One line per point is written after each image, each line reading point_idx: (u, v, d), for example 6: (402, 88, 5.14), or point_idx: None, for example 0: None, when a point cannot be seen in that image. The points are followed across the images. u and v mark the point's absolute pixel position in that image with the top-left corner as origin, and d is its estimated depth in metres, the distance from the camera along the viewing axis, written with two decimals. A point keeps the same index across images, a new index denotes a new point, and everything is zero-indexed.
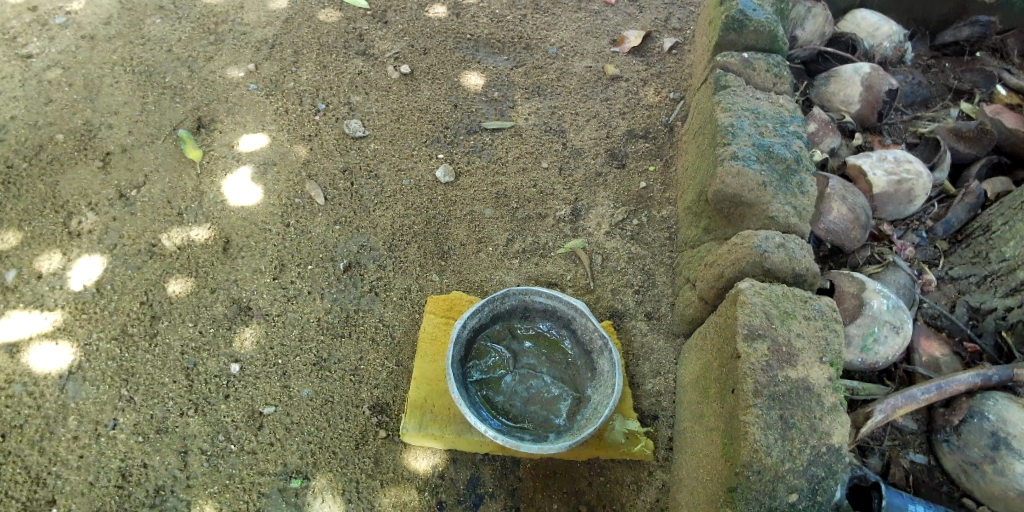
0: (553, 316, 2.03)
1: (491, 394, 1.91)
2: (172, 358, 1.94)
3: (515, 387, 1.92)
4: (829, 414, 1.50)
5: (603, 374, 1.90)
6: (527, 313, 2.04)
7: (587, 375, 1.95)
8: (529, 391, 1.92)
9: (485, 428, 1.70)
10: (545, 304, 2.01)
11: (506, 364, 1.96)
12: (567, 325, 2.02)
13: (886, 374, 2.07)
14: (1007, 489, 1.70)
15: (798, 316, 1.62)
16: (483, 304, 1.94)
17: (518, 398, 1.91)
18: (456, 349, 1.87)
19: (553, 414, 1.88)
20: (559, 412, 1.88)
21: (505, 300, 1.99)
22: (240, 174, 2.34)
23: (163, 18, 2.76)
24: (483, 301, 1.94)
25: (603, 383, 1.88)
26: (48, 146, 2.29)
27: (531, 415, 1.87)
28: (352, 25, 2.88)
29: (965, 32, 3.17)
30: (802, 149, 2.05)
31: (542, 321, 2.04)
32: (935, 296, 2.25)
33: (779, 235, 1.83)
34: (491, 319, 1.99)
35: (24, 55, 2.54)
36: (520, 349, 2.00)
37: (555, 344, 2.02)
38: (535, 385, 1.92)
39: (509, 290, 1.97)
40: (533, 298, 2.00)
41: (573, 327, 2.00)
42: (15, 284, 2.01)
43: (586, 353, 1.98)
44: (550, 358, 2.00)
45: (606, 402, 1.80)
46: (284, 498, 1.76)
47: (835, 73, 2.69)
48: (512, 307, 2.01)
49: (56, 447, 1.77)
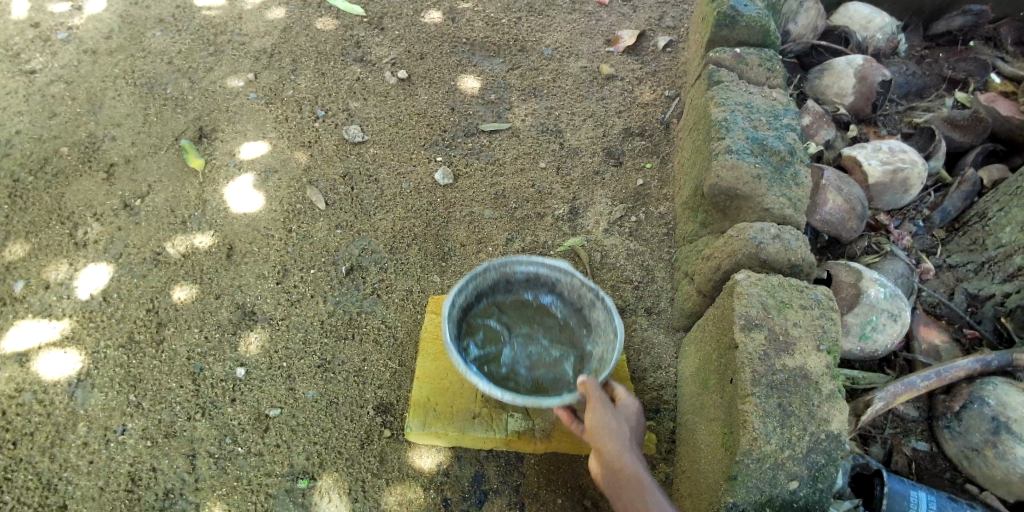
0: (537, 283, 1.99)
1: (494, 367, 1.89)
2: (179, 363, 1.97)
3: (516, 357, 1.92)
4: (827, 402, 1.51)
5: (598, 324, 1.89)
6: (509, 285, 1.98)
7: (583, 332, 1.95)
8: (531, 357, 1.92)
9: (502, 391, 1.60)
10: (524, 271, 1.97)
11: (500, 337, 1.94)
12: (553, 289, 1.99)
13: (886, 363, 2.09)
14: (1009, 472, 1.71)
15: (795, 306, 1.64)
16: (466, 283, 1.86)
17: (522, 366, 1.90)
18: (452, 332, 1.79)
19: (560, 375, 1.89)
20: (565, 372, 1.90)
21: (486, 275, 1.92)
22: (242, 182, 2.37)
23: (164, 31, 2.80)
24: (465, 281, 1.85)
25: (601, 334, 1.88)
26: (53, 159, 2.34)
27: (540, 380, 1.88)
28: (350, 33, 2.91)
29: (958, 21, 3.22)
30: (796, 141, 2.07)
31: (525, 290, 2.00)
32: (934, 284, 2.27)
33: (774, 226, 1.85)
34: (475, 296, 1.92)
35: (27, 71, 2.58)
36: (510, 321, 1.97)
37: (543, 310, 2.01)
38: (535, 352, 1.93)
39: (487, 265, 1.90)
40: (513, 268, 1.94)
41: (558, 289, 1.98)
42: (24, 294, 2.05)
43: (578, 311, 1.97)
44: (541, 323, 1.99)
45: (611, 348, 1.79)
46: (292, 499, 1.78)
47: (828, 66, 2.71)
48: (493, 281, 1.95)
49: (66, 453, 1.80)
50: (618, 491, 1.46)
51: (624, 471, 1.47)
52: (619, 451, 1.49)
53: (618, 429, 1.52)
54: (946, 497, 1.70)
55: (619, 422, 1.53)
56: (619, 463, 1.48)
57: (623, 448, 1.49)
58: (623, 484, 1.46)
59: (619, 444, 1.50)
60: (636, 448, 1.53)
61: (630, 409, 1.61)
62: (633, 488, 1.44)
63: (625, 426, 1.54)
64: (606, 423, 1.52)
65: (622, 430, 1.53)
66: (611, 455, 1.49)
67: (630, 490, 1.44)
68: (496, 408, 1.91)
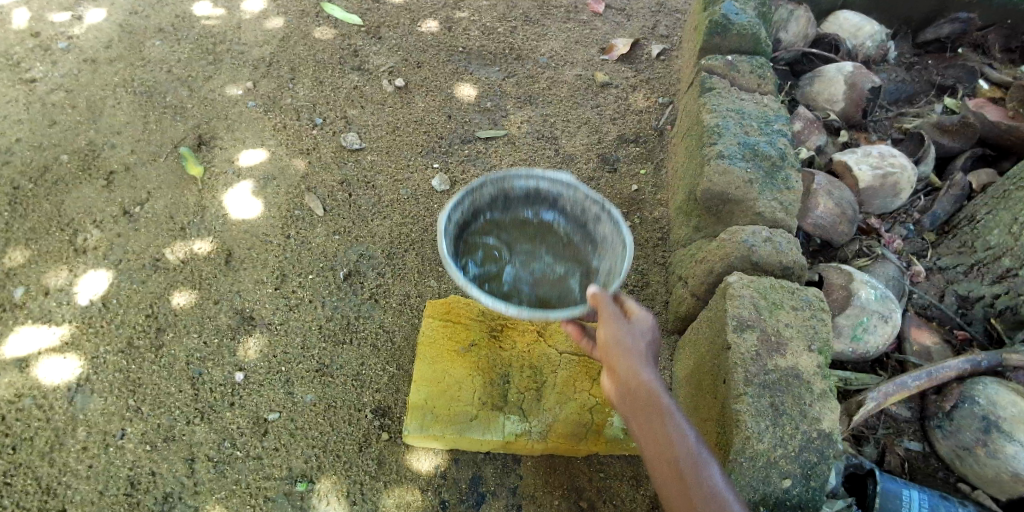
0: (537, 201, 1.79)
1: (495, 287, 1.72)
2: (178, 368, 1.99)
3: (518, 276, 1.75)
4: (818, 401, 1.54)
5: (605, 239, 1.71)
6: (507, 201, 1.78)
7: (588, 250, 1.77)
8: (534, 275, 1.75)
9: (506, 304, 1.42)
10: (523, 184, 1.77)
11: (500, 256, 1.77)
12: (555, 204, 1.79)
13: (879, 364, 2.12)
14: (1000, 471, 1.73)
15: (786, 307, 1.67)
16: (462, 197, 1.66)
17: (524, 285, 1.74)
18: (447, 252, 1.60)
19: (566, 292, 1.73)
20: (571, 288, 1.73)
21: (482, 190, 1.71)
22: (241, 189, 2.40)
23: (163, 40, 2.83)
24: (460, 197, 1.66)
25: (609, 249, 1.70)
26: (53, 167, 2.36)
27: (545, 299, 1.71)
28: (347, 42, 2.95)
29: (946, 29, 3.27)
30: (787, 146, 2.11)
31: (525, 208, 1.80)
32: (924, 287, 2.29)
33: (766, 230, 1.88)
34: (471, 213, 1.73)
35: (28, 80, 2.61)
36: (509, 239, 1.79)
37: (545, 230, 1.82)
38: (538, 269, 1.77)
39: (482, 181, 1.69)
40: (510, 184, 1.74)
41: (560, 206, 1.79)
42: (24, 300, 2.07)
43: (582, 228, 1.79)
44: (543, 243, 1.81)
45: (621, 261, 1.61)
46: (290, 502, 1.79)
47: (819, 73, 2.76)
48: (490, 198, 1.75)
49: (66, 457, 1.81)
50: (632, 410, 1.30)
51: (638, 388, 1.30)
52: (634, 366, 1.33)
53: (633, 342, 1.37)
54: (938, 496, 1.72)
55: (634, 335, 1.37)
56: (633, 380, 1.32)
57: (638, 363, 1.34)
58: (638, 405, 1.29)
59: (635, 359, 1.34)
60: (654, 362, 1.36)
61: (647, 321, 1.42)
62: (649, 406, 1.28)
63: (641, 342, 1.37)
64: (618, 337, 1.37)
65: (637, 347, 1.36)
66: (625, 371, 1.33)
67: (651, 411, 1.28)
68: (494, 410, 1.92)
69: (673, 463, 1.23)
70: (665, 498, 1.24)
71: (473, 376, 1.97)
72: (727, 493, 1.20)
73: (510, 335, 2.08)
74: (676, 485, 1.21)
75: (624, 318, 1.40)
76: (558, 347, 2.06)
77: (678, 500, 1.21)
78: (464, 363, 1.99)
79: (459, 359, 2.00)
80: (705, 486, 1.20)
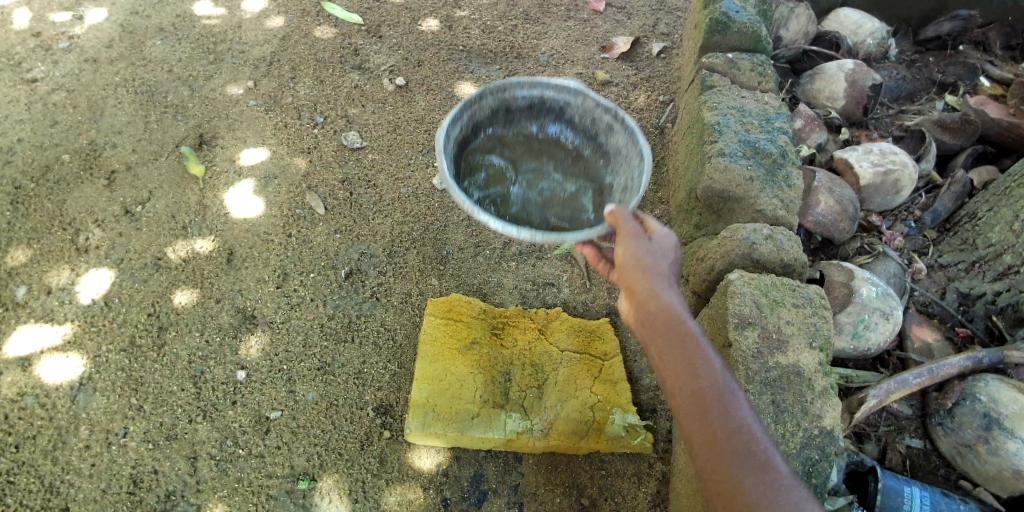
0: (542, 112, 1.73)
1: (501, 206, 1.61)
2: (180, 366, 1.99)
3: (525, 194, 1.64)
4: (819, 398, 1.54)
5: (619, 151, 1.65)
6: (509, 116, 1.72)
7: (601, 165, 1.71)
8: (544, 194, 1.65)
9: (518, 229, 1.35)
10: (526, 97, 1.71)
11: (503, 176, 1.66)
12: (560, 117, 1.74)
13: (880, 362, 2.12)
14: (1002, 468, 1.73)
15: (787, 304, 1.67)
16: (461, 108, 1.58)
17: (533, 205, 1.62)
18: (448, 163, 1.50)
19: (579, 209, 1.63)
20: (583, 206, 1.64)
21: (482, 102, 1.65)
22: (242, 188, 2.40)
23: (164, 40, 2.83)
24: (459, 105, 1.58)
25: (623, 163, 1.64)
26: (55, 166, 2.36)
27: (557, 218, 1.61)
28: (348, 41, 2.95)
29: (947, 26, 3.26)
30: (788, 144, 2.11)
31: (529, 122, 1.74)
32: (926, 284, 2.30)
33: (767, 227, 1.88)
34: (470, 129, 1.65)
35: (29, 79, 2.61)
36: (513, 157, 1.70)
37: (553, 143, 1.75)
38: (547, 188, 1.66)
39: (483, 88, 1.63)
40: (513, 92, 1.68)
41: (567, 116, 1.73)
42: (26, 300, 2.07)
43: (592, 141, 1.73)
44: (551, 157, 1.73)
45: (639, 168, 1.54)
46: (292, 500, 1.80)
47: (819, 71, 2.76)
48: (490, 111, 1.68)
49: (68, 456, 1.81)
50: (650, 333, 1.22)
51: (658, 311, 1.23)
52: (654, 288, 1.26)
53: (653, 264, 1.30)
54: (940, 493, 1.72)
55: (655, 256, 1.31)
56: (653, 302, 1.24)
57: (659, 286, 1.27)
58: (657, 324, 1.22)
59: (655, 282, 1.27)
60: (676, 286, 1.29)
61: (670, 241, 1.36)
62: (669, 328, 1.20)
63: (662, 261, 1.31)
64: (637, 258, 1.30)
65: (658, 265, 1.30)
66: (644, 293, 1.26)
67: (671, 329, 1.20)
68: (495, 408, 1.93)
69: (694, 388, 1.13)
70: (683, 426, 1.13)
71: (474, 374, 1.98)
72: (753, 421, 1.09)
73: (511, 333, 2.10)
74: (696, 410, 1.11)
75: (645, 238, 1.34)
76: (558, 345, 2.08)
77: (698, 426, 1.10)
78: (464, 361, 2.00)
79: (460, 357, 2.01)
80: (730, 412, 1.09)
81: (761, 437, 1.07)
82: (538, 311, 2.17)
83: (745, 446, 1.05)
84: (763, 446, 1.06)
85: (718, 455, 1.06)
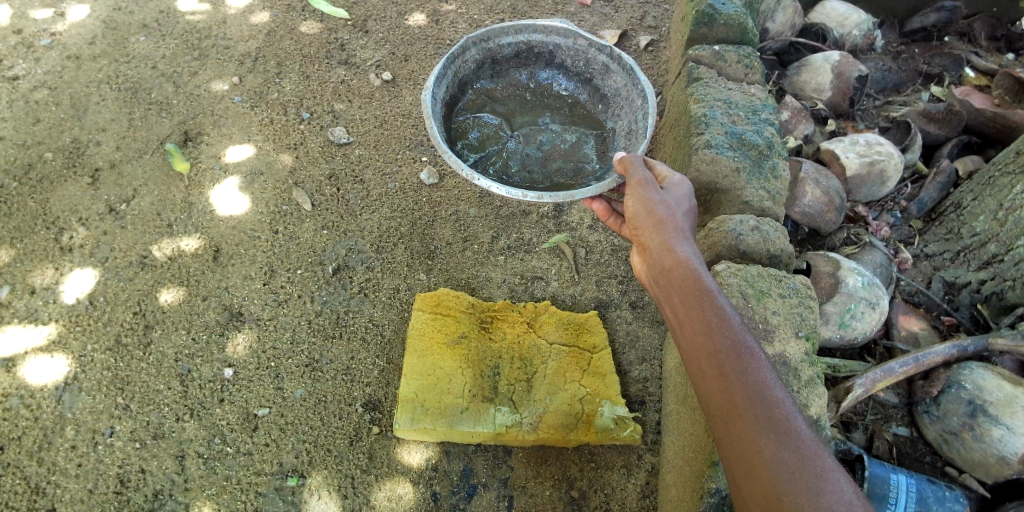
0: (530, 58, 2.14)
1: (507, 163, 1.96)
2: (167, 365, 1.98)
3: (530, 149, 2.00)
4: (806, 388, 1.56)
5: (618, 92, 2.07)
6: (497, 65, 2.13)
7: (600, 108, 2.13)
8: (547, 144, 2.02)
9: (523, 193, 1.69)
10: (511, 49, 2.12)
11: (498, 138, 2.02)
12: (551, 62, 2.16)
13: (867, 351, 2.15)
14: (986, 454, 1.76)
15: (773, 294, 1.69)
16: (446, 64, 1.95)
17: (536, 162, 1.98)
18: (435, 121, 1.84)
19: (578, 156, 2.00)
20: (586, 149, 2.03)
21: (467, 58, 2.04)
22: (227, 185, 2.38)
23: (148, 36, 2.80)
24: (445, 64, 1.94)
25: (621, 107, 2.06)
26: (37, 164, 2.34)
27: (562, 164, 1.97)
28: (334, 35, 2.93)
29: (932, 18, 3.28)
30: (773, 135, 2.12)
31: (520, 73, 2.17)
32: (911, 273, 2.33)
33: (753, 218, 1.89)
34: (458, 88, 2.05)
35: (10, 77, 2.58)
36: (506, 110, 2.11)
37: (547, 87, 2.18)
38: (548, 144, 2.02)
39: (468, 39, 2.01)
40: (499, 41, 2.08)
41: (559, 60, 2.14)
42: (9, 299, 2.05)
43: (587, 83, 2.15)
44: (546, 109, 2.13)
45: (639, 110, 1.94)
46: (281, 497, 1.80)
47: (805, 62, 2.77)
48: (476, 65, 2.08)
49: (54, 457, 1.80)
50: (667, 288, 1.35)
51: (673, 266, 1.35)
52: (669, 243, 1.39)
53: (669, 219, 1.44)
54: (925, 480, 1.74)
55: (669, 209, 1.45)
56: (668, 259, 1.37)
57: (673, 240, 1.40)
58: (669, 273, 1.35)
59: (669, 236, 1.40)
60: (689, 239, 1.42)
61: (681, 192, 1.52)
62: (685, 285, 1.32)
63: (675, 213, 1.45)
64: (652, 213, 1.45)
65: (674, 219, 1.44)
66: (659, 246, 1.40)
67: (681, 277, 1.33)
68: (484, 402, 1.93)
69: (711, 348, 1.23)
70: (701, 384, 1.23)
71: (463, 369, 1.98)
72: (771, 382, 1.18)
73: (499, 326, 2.09)
74: (715, 371, 1.21)
75: (657, 190, 1.50)
76: (547, 339, 2.08)
77: (716, 386, 1.20)
78: (453, 356, 2.00)
79: (449, 351, 2.01)
80: (746, 373, 1.19)
81: (778, 396, 1.16)
82: (526, 305, 2.17)
83: (762, 407, 1.15)
84: (779, 407, 1.15)
85: (734, 414, 1.16)
